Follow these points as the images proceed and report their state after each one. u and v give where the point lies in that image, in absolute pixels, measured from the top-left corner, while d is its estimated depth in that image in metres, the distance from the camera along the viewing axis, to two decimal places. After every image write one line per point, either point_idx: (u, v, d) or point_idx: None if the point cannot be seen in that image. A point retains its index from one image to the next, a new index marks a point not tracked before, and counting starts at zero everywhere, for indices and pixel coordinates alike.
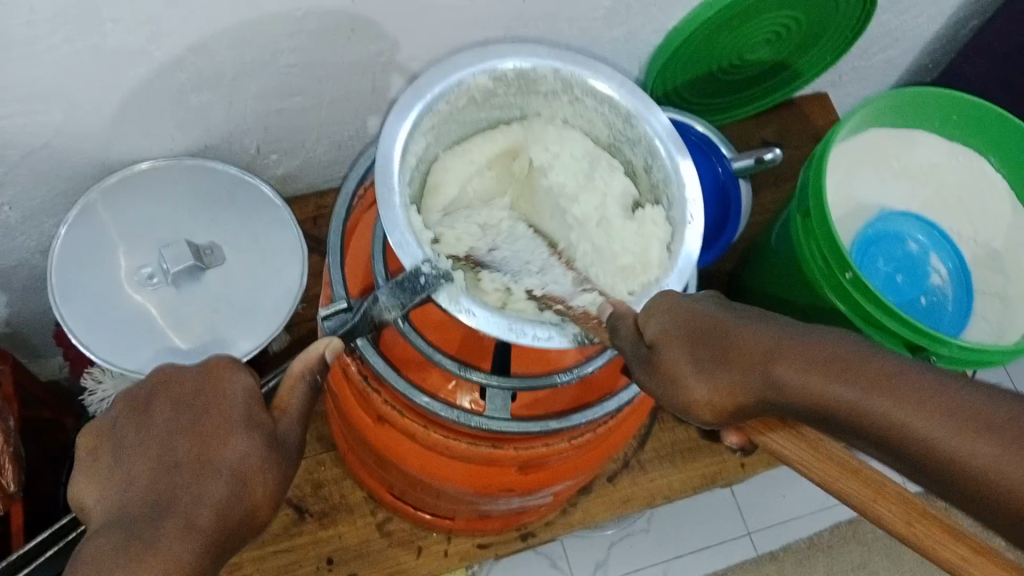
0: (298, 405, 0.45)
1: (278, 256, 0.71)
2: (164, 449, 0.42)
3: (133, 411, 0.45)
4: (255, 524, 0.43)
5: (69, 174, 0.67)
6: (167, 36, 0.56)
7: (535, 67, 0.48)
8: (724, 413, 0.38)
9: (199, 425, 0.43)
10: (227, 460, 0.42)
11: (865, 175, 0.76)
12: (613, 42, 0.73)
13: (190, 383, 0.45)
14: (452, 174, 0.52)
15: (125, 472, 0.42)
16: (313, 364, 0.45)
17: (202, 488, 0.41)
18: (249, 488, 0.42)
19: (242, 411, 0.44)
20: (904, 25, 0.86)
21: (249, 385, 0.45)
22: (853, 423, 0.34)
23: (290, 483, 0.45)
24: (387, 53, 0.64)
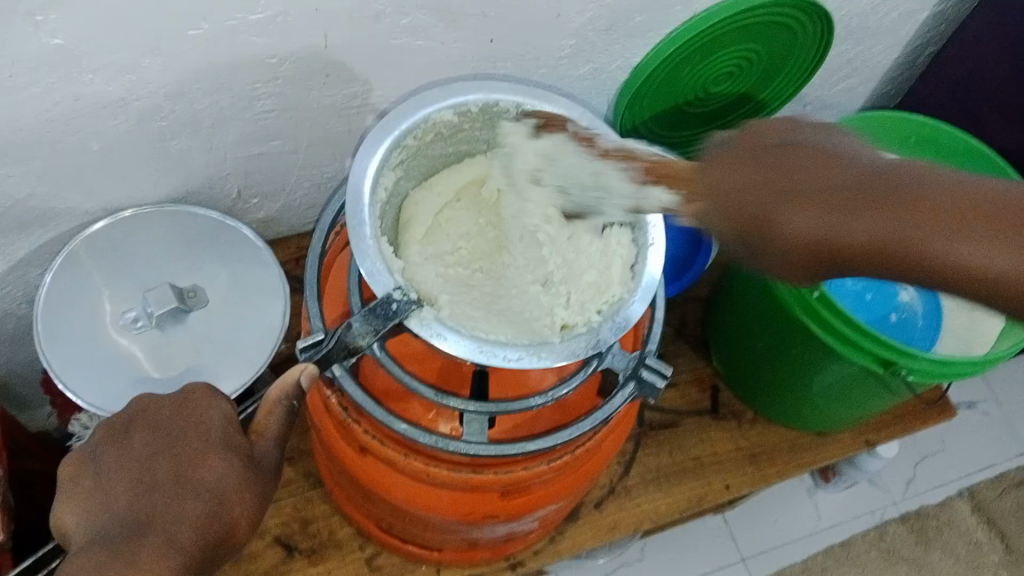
0: (274, 427, 0.48)
1: (260, 295, 0.72)
2: (145, 473, 0.46)
3: (114, 437, 0.48)
4: (233, 543, 0.46)
5: (54, 223, 0.68)
6: (146, 85, 0.58)
7: (498, 101, 0.50)
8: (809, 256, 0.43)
9: (178, 450, 0.46)
10: (206, 482, 0.45)
11: None
12: (580, 79, 0.75)
13: (168, 410, 0.48)
14: (423, 207, 0.55)
15: (108, 497, 0.46)
16: (289, 390, 0.46)
17: (181, 508, 0.44)
18: (226, 507, 0.45)
19: (219, 434, 0.47)
20: (862, 55, 0.89)
21: (226, 412, 0.48)
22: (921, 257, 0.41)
23: (267, 498, 0.48)
24: (362, 96, 0.67)
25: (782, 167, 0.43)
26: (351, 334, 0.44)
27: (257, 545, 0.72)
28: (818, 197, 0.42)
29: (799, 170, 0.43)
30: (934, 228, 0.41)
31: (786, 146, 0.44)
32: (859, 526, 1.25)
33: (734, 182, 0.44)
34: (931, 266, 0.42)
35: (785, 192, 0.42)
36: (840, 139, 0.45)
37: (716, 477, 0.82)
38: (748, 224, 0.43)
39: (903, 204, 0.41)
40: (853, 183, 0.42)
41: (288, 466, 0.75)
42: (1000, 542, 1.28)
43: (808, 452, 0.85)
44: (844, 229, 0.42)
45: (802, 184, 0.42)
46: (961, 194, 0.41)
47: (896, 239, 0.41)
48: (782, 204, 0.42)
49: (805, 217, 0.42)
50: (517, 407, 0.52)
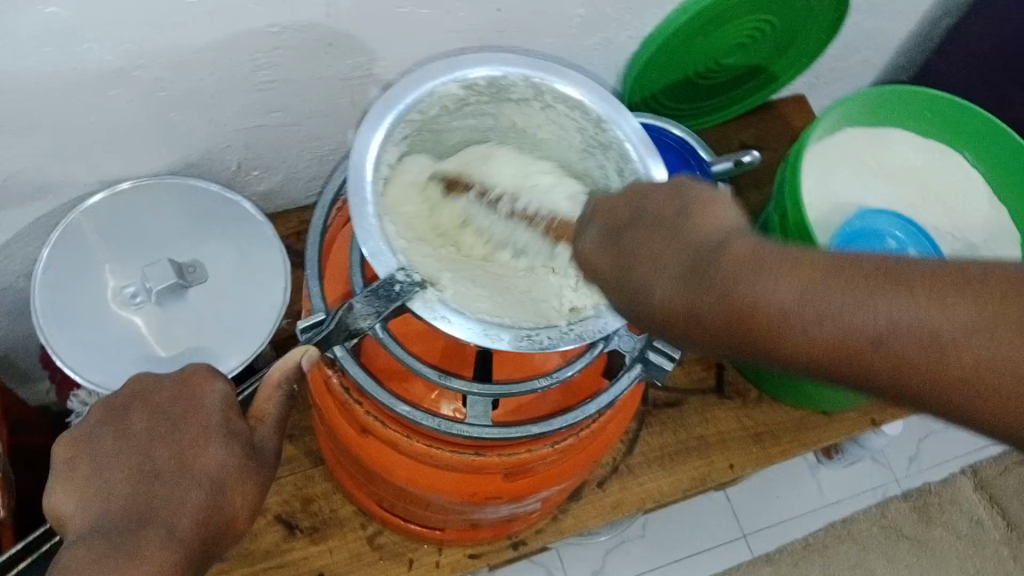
0: (274, 413, 0.47)
1: (262, 272, 0.71)
2: (144, 459, 0.45)
3: (111, 420, 0.47)
4: (233, 533, 0.46)
5: (51, 196, 0.67)
6: (144, 55, 0.56)
7: (506, 75, 0.48)
8: (676, 325, 0.38)
9: (177, 435, 0.46)
10: (206, 470, 0.44)
11: (840, 177, 0.76)
12: (589, 49, 0.73)
13: (169, 394, 0.47)
14: (405, 188, 0.50)
15: (106, 484, 0.45)
16: (290, 373, 0.46)
17: (182, 496, 0.44)
18: (228, 495, 0.45)
19: (219, 420, 0.46)
20: (877, 27, 0.87)
21: (226, 395, 0.47)
22: (783, 332, 0.35)
23: (268, 485, 0.47)
24: (366, 67, 0.65)
25: (627, 242, 0.40)
26: (352, 316, 0.44)
27: (258, 523, 0.72)
28: (655, 269, 0.39)
29: (643, 245, 0.40)
30: (796, 303, 0.35)
31: (638, 219, 0.41)
32: (862, 503, 1.25)
33: (591, 254, 0.41)
34: (789, 345, 0.35)
35: (632, 265, 0.39)
36: (696, 202, 0.40)
37: (720, 456, 0.81)
38: (610, 299, 0.41)
39: (738, 275, 0.36)
40: (691, 257, 0.38)
41: (290, 444, 0.75)
42: (1000, 519, 1.29)
43: (812, 431, 0.84)
44: (687, 306, 0.37)
45: (640, 259, 0.39)
46: (811, 266, 0.35)
47: (746, 314, 0.36)
48: (627, 280, 0.39)
49: (645, 290, 0.39)
50: (522, 389, 0.51)
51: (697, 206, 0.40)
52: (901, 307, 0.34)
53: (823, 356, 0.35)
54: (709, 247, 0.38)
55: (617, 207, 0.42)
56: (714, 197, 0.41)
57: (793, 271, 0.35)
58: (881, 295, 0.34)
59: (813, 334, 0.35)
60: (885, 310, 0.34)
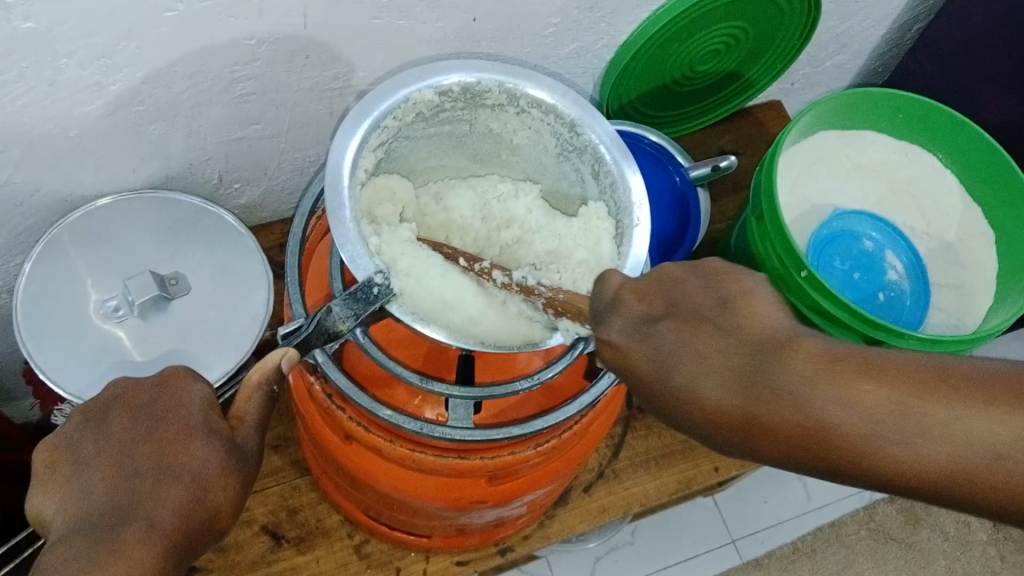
0: (254, 413, 0.47)
1: (244, 282, 0.71)
2: (124, 457, 0.45)
3: (91, 423, 0.47)
4: (217, 530, 0.46)
5: (31, 211, 0.67)
6: (121, 68, 0.56)
7: (480, 81, 0.48)
8: (727, 429, 0.36)
9: (159, 434, 0.46)
10: (187, 466, 0.45)
11: (814, 178, 0.79)
12: (565, 58, 0.74)
13: (148, 396, 0.48)
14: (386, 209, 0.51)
15: (85, 482, 0.44)
16: (269, 375, 0.46)
17: (164, 493, 0.44)
18: (209, 493, 0.45)
19: (200, 418, 0.47)
20: (850, 32, 0.88)
21: (206, 396, 0.48)
22: (852, 448, 0.33)
23: (250, 484, 0.47)
24: (343, 77, 0.65)
25: (669, 337, 0.38)
26: (331, 319, 0.44)
27: (244, 534, 0.71)
28: (708, 369, 0.37)
29: (691, 338, 0.38)
30: (871, 415, 0.33)
31: (678, 310, 0.39)
32: (849, 507, 1.25)
33: (630, 344, 0.40)
34: (859, 460, 0.34)
35: (679, 363, 0.38)
36: (739, 292, 0.39)
37: (706, 459, 0.81)
38: (652, 396, 0.39)
39: (808, 382, 0.34)
40: (750, 359, 0.36)
41: (275, 455, 0.75)
42: (988, 521, 1.30)
43: None
44: (748, 412, 0.35)
45: (691, 356, 0.38)
46: (893, 375, 0.34)
47: (811, 426, 0.34)
48: (675, 377, 0.38)
49: (698, 390, 0.37)
50: (503, 391, 0.51)
51: (740, 297, 0.39)
52: (991, 423, 0.32)
53: (908, 476, 0.33)
54: (767, 350, 0.36)
55: (650, 296, 0.41)
56: (756, 288, 0.39)
57: (873, 379, 0.34)
58: (968, 410, 0.32)
59: (889, 453, 0.33)
60: (984, 426, 0.32)
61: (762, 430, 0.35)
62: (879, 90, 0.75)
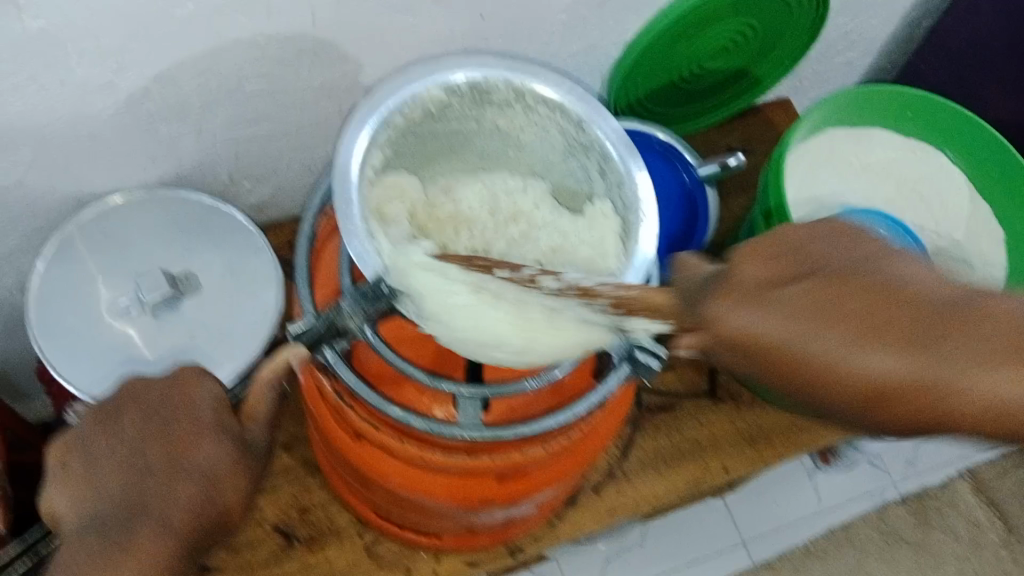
0: (265, 410, 0.48)
1: (253, 280, 0.71)
2: (135, 456, 0.45)
3: (102, 420, 0.47)
4: (229, 525, 0.46)
5: (44, 210, 0.68)
6: (132, 68, 0.57)
7: (486, 78, 0.48)
8: (875, 394, 0.40)
9: (169, 431, 0.46)
10: (197, 464, 0.45)
11: (825, 177, 0.77)
12: (574, 56, 0.74)
13: (158, 393, 0.48)
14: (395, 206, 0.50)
15: (97, 482, 0.45)
16: (279, 370, 0.48)
17: (175, 492, 0.44)
18: (221, 490, 0.45)
19: (210, 416, 0.47)
20: (860, 30, 0.88)
21: (216, 392, 0.48)
22: (991, 398, 0.40)
23: (260, 480, 0.48)
24: (352, 76, 0.66)
25: (814, 315, 0.40)
26: None
27: (255, 533, 0.72)
28: (860, 347, 0.39)
29: (820, 311, 0.40)
30: (1011, 371, 0.39)
31: (794, 278, 0.41)
32: (860, 507, 1.25)
33: (752, 322, 0.41)
34: (995, 406, 0.40)
35: (819, 339, 0.39)
36: (877, 253, 0.42)
37: (716, 460, 0.81)
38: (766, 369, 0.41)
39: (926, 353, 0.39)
40: (887, 332, 0.39)
41: (285, 453, 0.75)
42: (999, 522, 1.29)
43: (807, 434, 0.84)
44: (903, 371, 0.39)
45: (833, 332, 0.39)
46: (1006, 324, 0.40)
47: (940, 384, 0.40)
48: (815, 353, 0.40)
49: (845, 366, 0.40)
50: (511, 390, 0.51)
51: (887, 257, 0.42)
52: None
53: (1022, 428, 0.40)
54: (914, 308, 0.40)
55: (765, 259, 0.43)
56: (891, 251, 0.43)
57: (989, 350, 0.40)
58: None
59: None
60: None
61: (902, 390, 0.40)
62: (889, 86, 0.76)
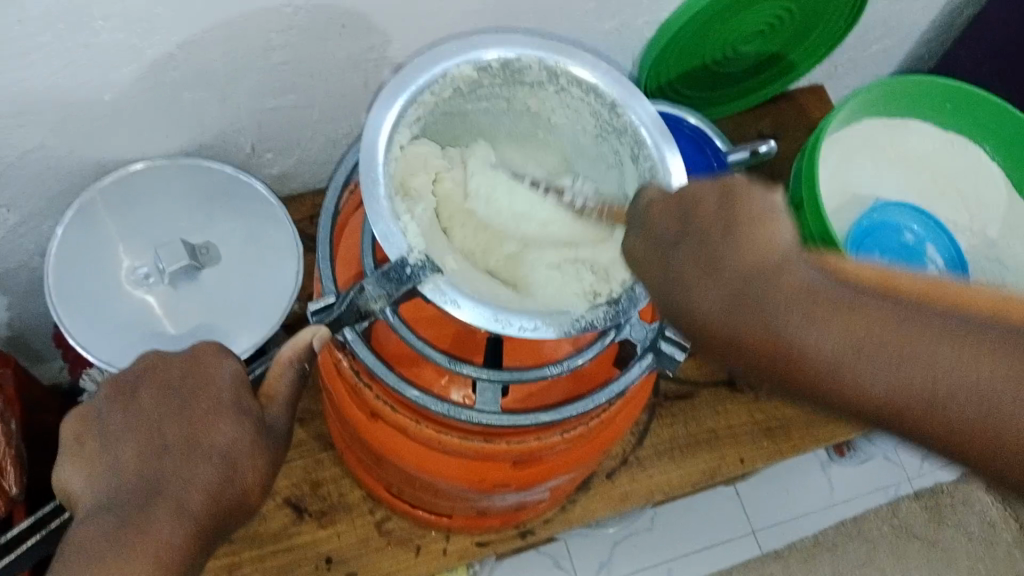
0: (284, 392, 0.47)
1: (275, 254, 0.71)
2: (153, 434, 0.45)
3: (120, 397, 0.47)
4: (246, 508, 0.45)
5: (66, 175, 0.67)
6: (158, 33, 0.56)
7: (521, 57, 0.47)
8: None
9: (188, 410, 0.46)
10: (215, 445, 0.44)
11: (859, 166, 0.77)
12: (606, 35, 0.73)
13: (178, 371, 0.47)
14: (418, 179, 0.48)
15: (115, 462, 0.44)
16: (301, 352, 0.46)
17: (194, 474, 0.43)
18: (239, 474, 0.44)
19: (230, 396, 0.46)
20: (899, 17, 0.86)
21: (236, 372, 0.47)
22: None
23: (279, 465, 0.47)
24: (379, 48, 0.65)
25: (764, 291, 0.37)
26: (363, 298, 0.43)
27: (267, 506, 0.72)
28: (810, 325, 0.35)
29: (752, 288, 0.37)
30: None
31: (704, 236, 0.40)
32: (874, 502, 1.25)
33: (690, 283, 0.39)
34: None
35: (765, 321, 0.36)
36: None
37: (731, 451, 0.81)
38: (723, 352, 0.38)
39: (877, 344, 0.34)
40: (833, 308, 0.35)
41: (299, 427, 0.75)
42: (1014, 520, 1.29)
43: (824, 427, 0.84)
44: None
45: (778, 314, 0.36)
46: None
47: None
48: (770, 330, 0.36)
49: (792, 343, 0.35)
50: (532, 376, 0.50)
51: None
52: None
53: None
54: None
55: (675, 215, 0.42)
56: None
57: None
58: None
59: None
60: None
61: None
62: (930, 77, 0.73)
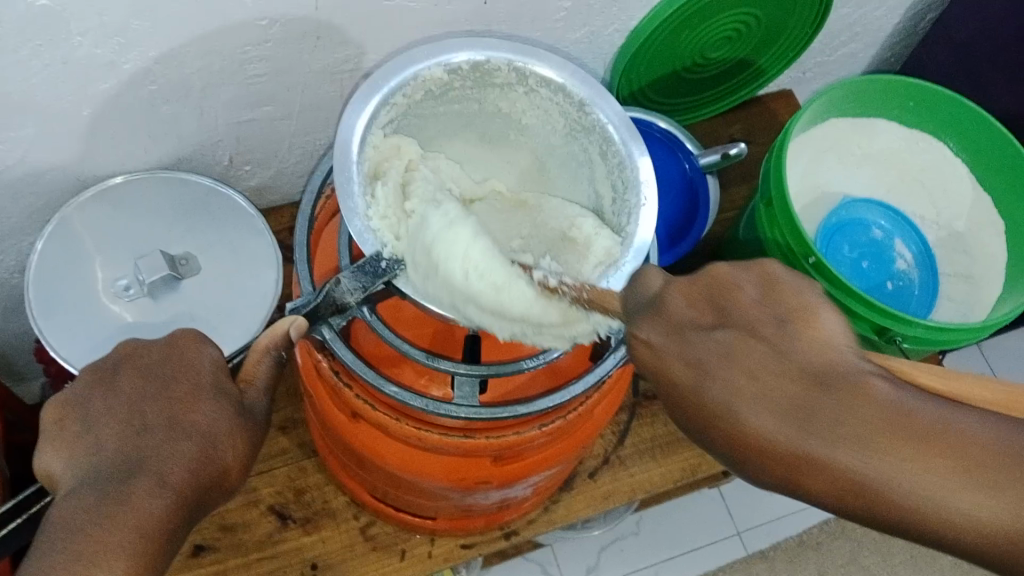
0: (263, 376, 0.48)
1: (255, 262, 0.72)
2: (133, 415, 0.45)
3: (101, 383, 0.47)
4: (227, 488, 0.46)
5: (46, 190, 0.68)
6: (135, 47, 0.57)
7: (489, 59, 0.48)
8: None
9: (168, 392, 0.46)
10: (196, 423, 0.45)
11: (827, 166, 0.80)
12: (576, 43, 0.75)
13: (157, 357, 0.48)
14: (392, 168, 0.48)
15: (95, 440, 0.45)
16: (278, 339, 0.45)
17: (174, 447, 0.44)
18: (219, 449, 0.45)
19: (209, 378, 0.47)
20: (862, 21, 0.88)
21: (215, 357, 0.48)
22: None
23: (260, 444, 0.48)
24: (355, 59, 0.66)
25: (829, 409, 0.32)
26: (339, 291, 0.45)
27: (251, 514, 0.72)
28: (880, 450, 0.31)
29: (824, 401, 0.32)
30: None
31: (748, 330, 0.36)
32: None
33: (723, 384, 0.35)
34: None
35: (837, 438, 0.32)
36: None
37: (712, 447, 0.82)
38: (771, 472, 0.33)
39: (964, 470, 0.30)
40: (918, 433, 0.31)
41: (282, 435, 0.75)
42: None
43: None
44: None
45: (853, 435, 0.31)
46: None
47: None
48: (830, 451, 0.32)
49: (858, 469, 0.31)
50: (509, 369, 0.50)
51: None
52: None
53: None
54: None
55: (700, 300, 0.37)
56: None
57: None
58: None
59: None
60: None
61: None
62: (895, 78, 0.75)
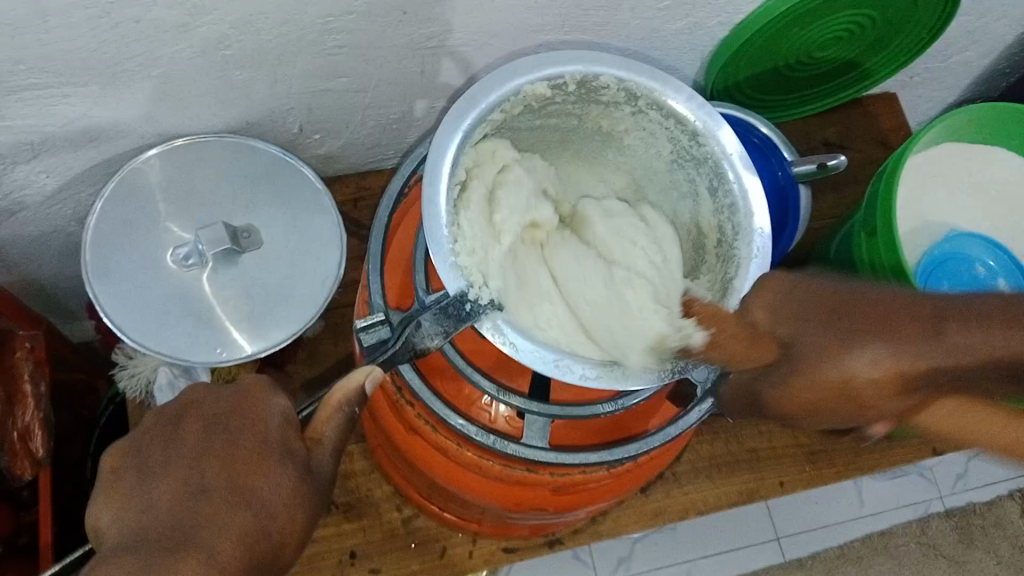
0: (332, 435, 0.47)
1: (316, 243, 0.69)
2: (192, 473, 0.44)
3: (163, 431, 0.47)
4: (282, 562, 0.44)
5: (109, 145, 0.65)
6: (211, 12, 0.53)
7: (599, 75, 0.44)
8: None
9: (228, 450, 0.45)
10: (257, 491, 0.44)
11: (934, 194, 0.74)
12: (676, 33, 0.69)
13: (224, 406, 0.47)
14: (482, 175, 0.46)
15: (148, 497, 0.43)
16: (352, 397, 0.46)
17: (227, 517, 0.42)
18: (276, 521, 0.43)
19: (277, 438, 0.45)
20: (982, 30, 0.81)
21: (286, 410, 0.47)
22: None
23: (317, 514, 0.46)
24: (439, 37, 0.61)
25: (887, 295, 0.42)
26: (420, 334, 0.43)
27: None
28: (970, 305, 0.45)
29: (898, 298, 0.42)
30: None
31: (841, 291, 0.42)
32: (902, 518, 1.24)
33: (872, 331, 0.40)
34: None
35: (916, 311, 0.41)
36: None
37: (771, 472, 0.79)
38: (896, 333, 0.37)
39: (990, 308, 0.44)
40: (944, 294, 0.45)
41: None
42: None
43: (870, 455, 0.81)
44: None
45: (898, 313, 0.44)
46: None
47: None
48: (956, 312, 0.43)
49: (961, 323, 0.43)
50: (586, 413, 0.49)
51: None
52: None
53: None
54: None
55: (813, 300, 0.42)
56: None
57: None
58: None
59: None
60: None
61: None
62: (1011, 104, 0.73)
